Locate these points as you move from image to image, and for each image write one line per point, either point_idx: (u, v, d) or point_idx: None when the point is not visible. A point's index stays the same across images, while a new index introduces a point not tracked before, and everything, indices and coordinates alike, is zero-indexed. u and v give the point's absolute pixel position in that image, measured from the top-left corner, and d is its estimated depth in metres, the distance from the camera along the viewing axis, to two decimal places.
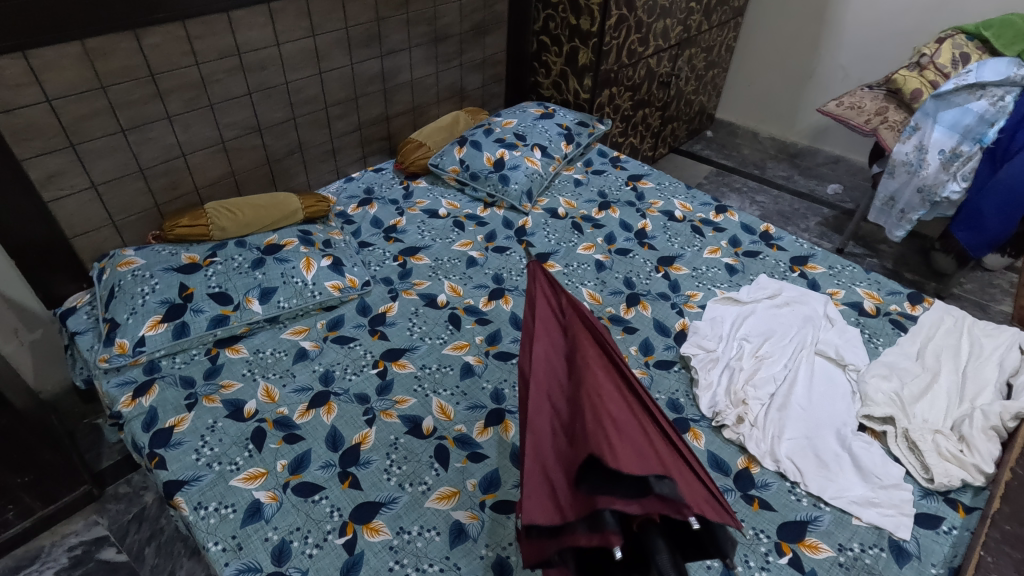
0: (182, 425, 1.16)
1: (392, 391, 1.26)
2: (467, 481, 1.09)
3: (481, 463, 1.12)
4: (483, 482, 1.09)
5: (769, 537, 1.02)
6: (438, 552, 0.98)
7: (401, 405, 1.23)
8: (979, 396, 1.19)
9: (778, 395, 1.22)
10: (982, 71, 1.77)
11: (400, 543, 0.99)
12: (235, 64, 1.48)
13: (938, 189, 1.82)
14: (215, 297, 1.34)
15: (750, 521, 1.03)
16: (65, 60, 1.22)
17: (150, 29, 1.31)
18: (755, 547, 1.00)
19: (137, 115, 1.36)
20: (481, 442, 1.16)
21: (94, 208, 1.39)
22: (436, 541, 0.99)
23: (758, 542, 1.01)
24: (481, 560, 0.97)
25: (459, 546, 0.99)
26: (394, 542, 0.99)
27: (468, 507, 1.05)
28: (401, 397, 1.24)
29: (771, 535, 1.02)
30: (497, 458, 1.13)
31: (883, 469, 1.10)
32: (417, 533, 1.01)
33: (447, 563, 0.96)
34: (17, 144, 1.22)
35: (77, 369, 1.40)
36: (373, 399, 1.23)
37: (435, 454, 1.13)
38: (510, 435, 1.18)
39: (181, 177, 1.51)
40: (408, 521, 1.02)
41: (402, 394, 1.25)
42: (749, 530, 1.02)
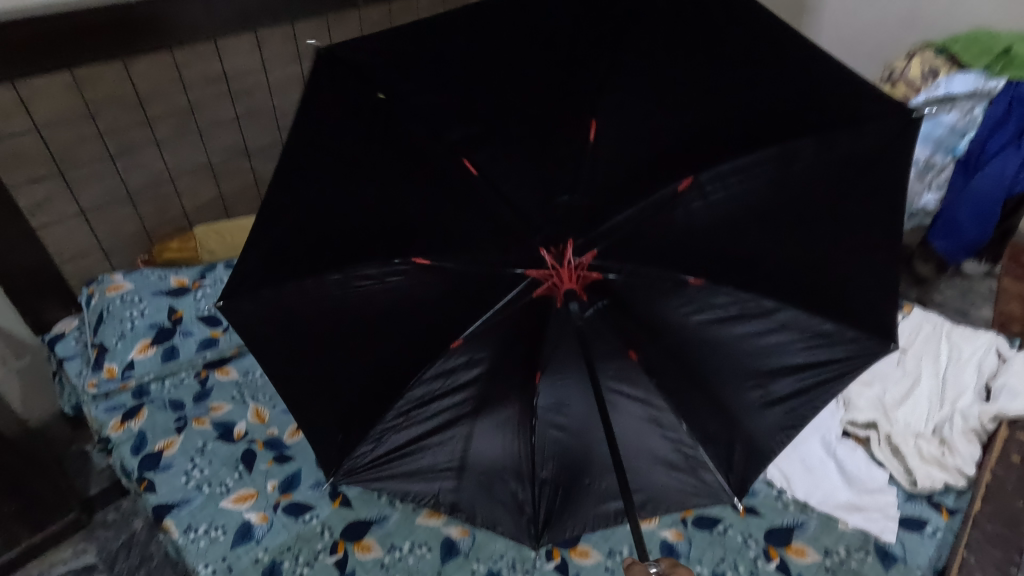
0: (172, 448, 1.17)
1: None
2: (436, 329, 0.79)
3: (466, 336, 0.79)
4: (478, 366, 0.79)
5: (849, 337, 0.77)
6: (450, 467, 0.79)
7: None
8: (958, 399, 1.22)
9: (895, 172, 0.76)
10: (951, 84, 1.82)
11: (387, 447, 0.80)
12: (222, 89, 1.48)
13: (914, 200, 1.90)
14: (204, 320, 1.35)
15: (827, 334, 0.77)
16: (55, 88, 1.24)
17: (139, 57, 1.32)
18: (813, 375, 0.78)
19: (125, 141, 1.37)
20: (454, 266, 0.79)
21: (82, 234, 1.40)
22: (437, 452, 0.79)
23: (830, 368, 0.77)
24: (484, 476, 0.79)
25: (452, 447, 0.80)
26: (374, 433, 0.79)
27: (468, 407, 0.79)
28: None
29: (854, 351, 0.77)
30: (476, 307, 0.79)
31: (867, 474, 1.12)
32: (407, 438, 0.79)
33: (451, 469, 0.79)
34: (9, 172, 1.24)
35: (65, 396, 1.40)
36: None
37: (367, 259, 0.78)
38: (487, 257, 0.80)
39: (170, 202, 1.51)
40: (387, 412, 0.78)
41: None
42: (834, 346, 0.77)
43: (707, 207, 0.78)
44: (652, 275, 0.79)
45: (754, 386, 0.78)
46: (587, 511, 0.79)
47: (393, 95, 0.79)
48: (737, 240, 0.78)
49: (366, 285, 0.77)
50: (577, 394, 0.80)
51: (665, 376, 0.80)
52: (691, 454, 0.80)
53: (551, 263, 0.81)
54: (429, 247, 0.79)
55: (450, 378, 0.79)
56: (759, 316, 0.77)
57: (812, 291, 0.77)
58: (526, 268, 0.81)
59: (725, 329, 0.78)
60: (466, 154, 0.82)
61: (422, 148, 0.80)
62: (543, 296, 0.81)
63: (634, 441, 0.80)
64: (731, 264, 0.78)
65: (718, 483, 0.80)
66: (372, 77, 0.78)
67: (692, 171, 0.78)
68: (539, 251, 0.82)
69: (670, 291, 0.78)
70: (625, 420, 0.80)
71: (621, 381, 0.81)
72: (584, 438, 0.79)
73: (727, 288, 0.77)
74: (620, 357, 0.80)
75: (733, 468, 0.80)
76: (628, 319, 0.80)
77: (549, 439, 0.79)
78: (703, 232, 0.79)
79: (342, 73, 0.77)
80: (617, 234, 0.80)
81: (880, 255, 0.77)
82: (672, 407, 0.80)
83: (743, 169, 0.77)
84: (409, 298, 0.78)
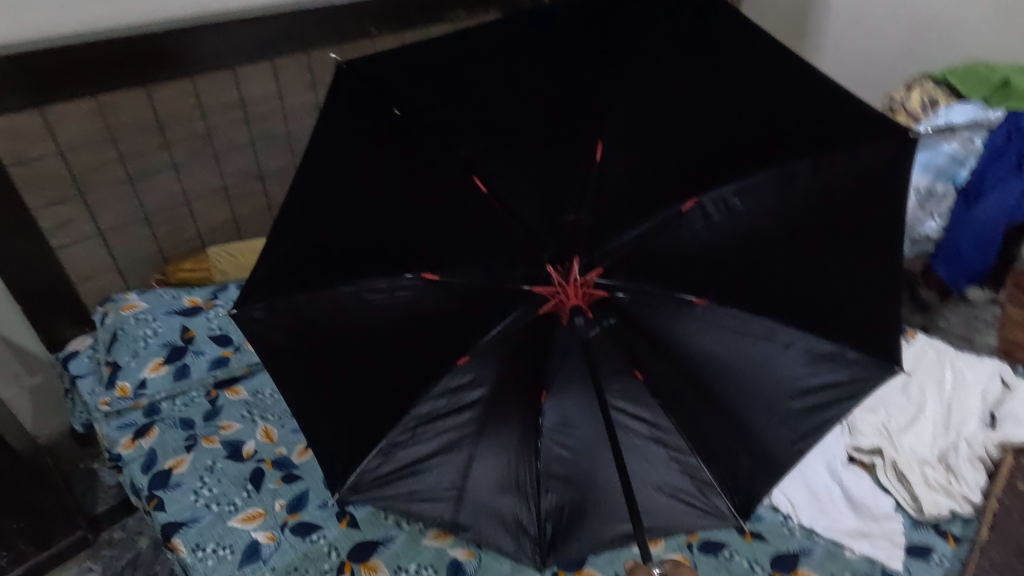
0: (181, 467, 1.18)
1: None
2: (443, 342, 0.79)
3: (472, 353, 0.78)
4: (483, 383, 0.79)
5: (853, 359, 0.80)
6: (455, 486, 0.78)
7: None
8: (964, 425, 1.23)
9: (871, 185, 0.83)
10: (950, 115, 1.87)
11: (390, 468, 0.78)
12: (240, 116, 1.52)
13: (917, 227, 1.91)
14: (216, 339, 1.36)
15: (830, 353, 0.80)
16: (80, 114, 1.29)
17: (160, 83, 1.36)
18: (817, 394, 0.81)
19: (145, 165, 1.41)
20: (464, 280, 0.80)
21: (100, 254, 1.43)
22: (441, 474, 0.78)
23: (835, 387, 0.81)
24: (490, 496, 0.78)
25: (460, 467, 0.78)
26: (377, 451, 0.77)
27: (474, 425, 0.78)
28: None
29: (859, 372, 0.81)
30: (486, 320, 0.79)
31: (874, 501, 1.12)
32: (410, 457, 0.78)
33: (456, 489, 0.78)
34: (31, 194, 1.28)
35: (76, 414, 1.42)
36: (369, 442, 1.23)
37: (374, 272, 0.80)
38: (497, 271, 0.81)
39: (185, 224, 1.53)
40: (391, 428, 0.76)
41: None
42: (839, 368, 0.81)
43: (712, 227, 0.81)
44: (662, 296, 0.80)
45: (761, 406, 0.80)
46: (592, 533, 0.79)
47: (407, 112, 0.84)
48: (741, 259, 0.81)
49: (374, 299, 0.79)
50: (586, 413, 0.80)
51: (673, 397, 0.80)
52: (700, 481, 0.80)
53: (557, 280, 0.80)
54: (436, 261, 0.81)
55: (455, 396, 0.78)
56: (766, 339, 0.80)
57: (818, 314, 0.81)
58: (533, 285, 0.81)
59: (734, 349, 0.80)
60: (474, 171, 0.83)
61: (433, 166, 0.83)
62: (548, 314, 0.81)
63: (643, 466, 0.80)
64: (736, 286, 0.80)
65: (726, 510, 0.80)
66: (389, 94, 0.84)
67: (695, 194, 0.81)
68: (546, 268, 0.81)
69: (678, 313, 0.80)
70: (632, 443, 0.80)
71: (628, 402, 0.81)
72: (592, 460, 0.79)
73: (735, 310, 0.79)
74: (626, 377, 0.81)
75: (739, 498, 0.80)
76: (633, 338, 0.81)
77: (555, 461, 0.78)
78: (707, 252, 0.81)
79: (361, 88, 0.85)
80: (626, 255, 0.81)
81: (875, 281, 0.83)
82: (680, 429, 0.80)
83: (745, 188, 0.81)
84: (416, 312, 0.80)
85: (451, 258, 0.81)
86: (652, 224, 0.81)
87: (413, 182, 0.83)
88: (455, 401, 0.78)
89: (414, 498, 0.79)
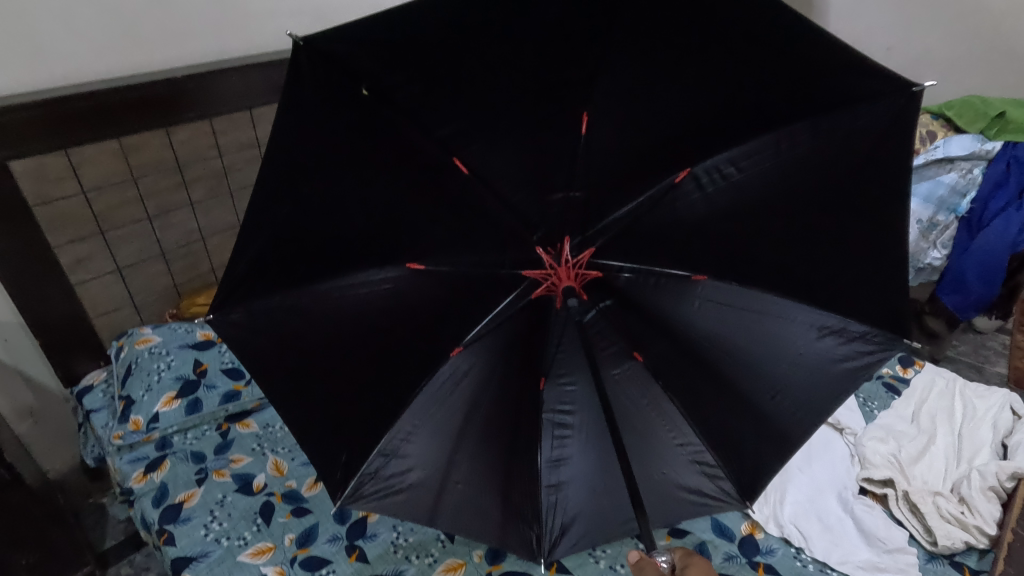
0: (191, 500, 1.19)
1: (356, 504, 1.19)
2: (437, 332, 0.83)
3: (466, 343, 0.83)
4: (479, 372, 0.84)
5: (857, 333, 0.87)
6: (460, 478, 0.81)
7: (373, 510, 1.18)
8: (975, 457, 1.23)
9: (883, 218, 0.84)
10: (949, 146, 1.85)
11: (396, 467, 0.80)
12: (255, 154, 1.57)
13: (922, 256, 1.90)
14: (228, 372, 1.39)
15: (837, 325, 0.86)
16: (103, 156, 1.33)
17: (181, 126, 1.41)
18: (825, 365, 0.86)
19: (164, 203, 1.46)
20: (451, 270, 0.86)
21: (116, 289, 1.46)
22: (444, 465, 0.81)
23: (840, 358, 0.87)
24: (495, 486, 0.81)
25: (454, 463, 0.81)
26: (382, 449, 0.79)
27: (475, 413, 0.82)
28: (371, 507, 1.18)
29: (867, 347, 0.87)
30: (477, 311, 0.85)
31: (886, 533, 1.11)
32: (414, 452, 0.81)
33: (460, 483, 0.81)
34: (53, 232, 1.31)
35: (89, 447, 1.43)
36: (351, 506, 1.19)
37: (368, 262, 0.85)
38: (486, 261, 0.87)
39: (200, 259, 1.58)
40: (394, 422, 0.79)
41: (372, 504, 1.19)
42: (845, 342, 0.87)
43: (707, 199, 0.88)
44: (660, 272, 0.88)
45: (765, 385, 0.85)
46: (600, 518, 0.82)
47: (377, 92, 0.81)
48: (729, 234, 0.88)
49: (365, 294, 0.84)
50: (583, 397, 0.83)
51: (675, 371, 0.85)
52: (701, 460, 0.85)
53: (547, 263, 0.87)
54: (423, 250, 0.85)
55: (455, 387, 0.82)
56: (772, 315, 0.87)
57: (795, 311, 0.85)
58: (524, 268, 0.87)
59: (737, 324, 0.87)
60: (458, 152, 0.83)
61: (419, 153, 0.83)
62: (542, 297, 0.87)
63: (644, 447, 0.84)
64: (733, 262, 0.87)
65: (728, 488, 0.85)
66: (357, 73, 0.80)
67: (688, 164, 0.88)
68: (538, 250, 0.87)
69: (679, 289, 0.87)
70: (633, 426, 0.83)
71: (629, 383, 0.84)
72: (594, 445, 0.82)
73: (731, 282, 0.87)
74: (626, 359, 0.85)
75: (742, 474, 0.85)
76: (634, 317, 0.87)
77: (558, 447, 0.81)
78: (700, 225, 0.89)
79: (328, 69, 0.79)
80: (618, 233, 0.89)
81: (869, 314, 0.86)
82: (683, 408, 0.84)
83: (743, 164, 0.87)
84: (405, 300, 0.84)
85: (438, 246, 0.85)
86: (649, 197, 0.89)
87: (404, 166, 0.84)
88: (455, 392, 0.82)
89: (415, 492, 0.81)
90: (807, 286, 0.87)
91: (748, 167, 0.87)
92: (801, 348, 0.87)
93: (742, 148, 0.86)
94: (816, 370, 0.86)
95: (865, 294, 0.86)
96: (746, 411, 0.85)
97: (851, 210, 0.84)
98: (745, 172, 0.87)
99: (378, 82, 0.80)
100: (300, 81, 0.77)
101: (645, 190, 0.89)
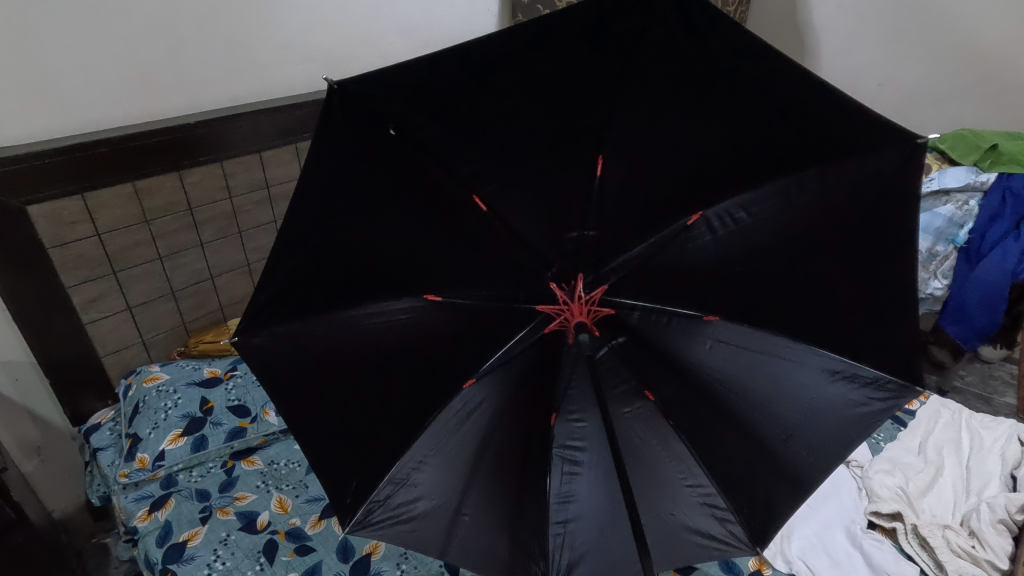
0: (196, 539, 1.19)
1: (356, 546, 1.18)
2: (448, 368, 0.86)
3: (478, 374, 0.87)
4: (490, 406, 0.85)
5: (868, 379, 0.86)
6: (468, 511, 0.80)
7: (374, 551, 1.17)
8: (985, 489, 1.23)
9: (888, 251, 0.85)
10: (943, 178, 1.89)
11: (403, 497, 0.80)
12: (263, 196, 1.62)
13: (922, 286, 1.91)
14: (234, 410, 1.40)
15: (846, 370, 0.87)
16: (118, 200, 1.37)
17: (193, 169, 1.46)
18: (838, 409, 0.86)
19: (174, 243, 1.49)
20: (463, 301, 0.90)
21: (127, 327, 1.49)
22: (454, 498, 0.80)
23: (853, 404, 0.86)
24: (503, 522, 0.80)
25: (460, 495, 0.81)
26: (392, 477, 0.80)
27: (485, 448, 0.83)
28: (371, 546, 1.18)
29: (879, 395, 0.86)
30: (489, 344, 0.89)
31: (897, 568, 1.09)
32: (424, 481, 0.81)
33: (468, 514, 0.80)
34: (67, 273, 1.35)
35: (94, 486, 1.44)
36: (353, 543, 1.19)
37: (378, 297, 0.86)
38: (499, 296, 0.91)
39: (208, 297, 1.61)
40: (405, 450, 0.81)
41: (371, 543, 1.19)
42: (855, 387, 0.86)
43: (717, 241, 0.91)
44: (672, 313, 0.92)
45: (775, 427, 0.85)
46: (609, 562, 0.78)
47: (404, 132, 0.83)
48: (738, 275, 0.90)
49: (378, 326, 0.86)
50: (592, 434, 0.84)
51: (686, 411, 0.87)
52: (712, 503, 0.84)
53: (561, 299, 0.91)
54: (440, 283, 0.89)
55: (466, 419, 0.84)
56: (778, 356, 0.88)
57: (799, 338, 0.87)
58: (537, 303, 0.92)
59: (743, 364, 0.88)
60: (477, 191, 0.88)
61: (437, 188, 0.86)
62: (554, 332, 0.91)
63: (652, 485, 0.83)
64: (740, 301, 0.90)
65: (738, 533, 0.83)
66: (385, 114, 0.81)
67: (700, 207, 0.92)
68: (551, 286, 0.92)
69: (689, 329, 0.91)
70: (643, 464, 0.84)
71: (640, 422, 0.86)
72: (603, 486, 0.81)
73: (741, 324, 0.90)
74: (637, 398, 0.87)
75: (751, 515, 0.83)
76: (647, 357, 0.90)
77: (567, 482, 0.80)
78: (710, 265, 0.92)
79: (356, 111, 0.79)
80: (626, 272, 0.93)
81: (874, 349, 0.87)
82: (693, 449, 0.85)
83: (749, 209, 0.90)
84: (419, 330, 0.87)
85: (453, 279, 0.89)
86: (658, 240, 0.93)
87: (412, 203, 0.85)
88: (465, 426, 0.84)
89: (417, 530, 0.79)
90: (813, 321, 0.88)
91: (758, 212, 0.90)
92: (811, 390, 0.87)
93: (752, 193, 0.89)
94: (828, 414, 0.86)
95: (865, 325, 0.86)
96: (759, 456, 0.84)
97: (846, 246, 0.86)
98: (758, 215, 0.90)
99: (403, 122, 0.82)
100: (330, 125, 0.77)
101: (656, 231, 0.93)
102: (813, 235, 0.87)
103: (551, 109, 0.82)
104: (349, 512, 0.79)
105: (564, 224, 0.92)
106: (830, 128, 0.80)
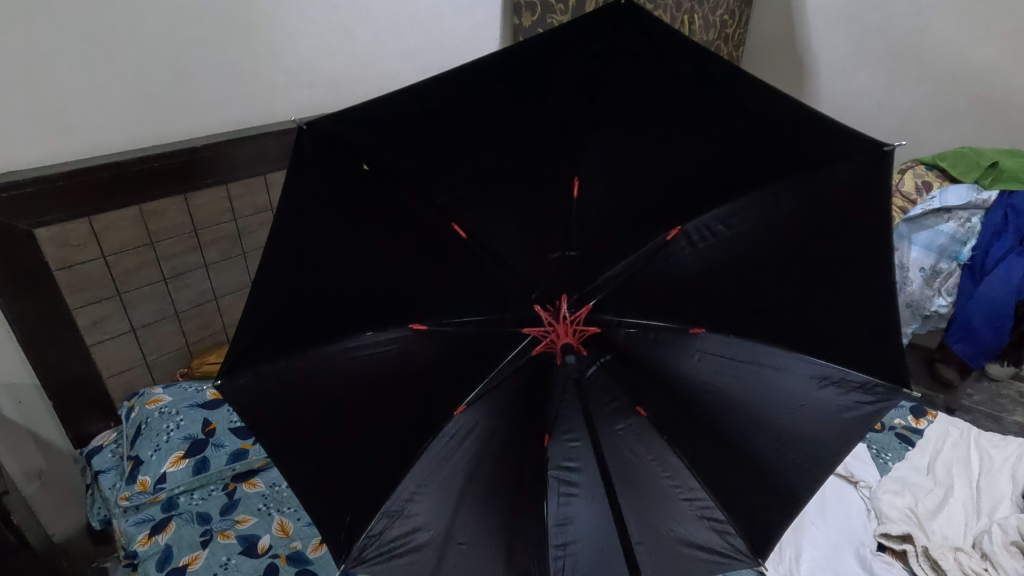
0: (195, 563, 1.18)
1: None
2: (440, 396, 0.86)
3: (469, 402, 0.86)
4: (482, 431, 0.85)
5: (857, 383, 0.86)
6: (465, 540, 0.78)
7: None
8: (996, 509, 1.22)
9: None
10: (945, 196, 1.88)
11: (399, 529, 0.78)
12: (266, 217, 1.64)
13: (927, 304, 1.90)
14: (235, 432, 1.39)
15: (835, 376, 0.87)
16: (124, 221, 1.38)
17: (198, 192, 1.47)
18: (832, 415, 0.86)
19: (179, 265, 1.51)
20: (451, 328, 0.91)
21: (130, 349, 1.49)
22: (448, 524, 0.79)
23: (843, 410, 0.85)
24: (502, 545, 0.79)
25: (456, 522, 0.79)
26: (387, 510, 0.78)
27: (479, 473, 0.82)
28: None
29: (869, 398, 0.85)
30: (479, 369, 0.89)
31: None
32: (422, 511, 0.79)
33: (466, 543, 0.78)
34: (73, 294, 1.36)
35: (94, 509, 1.43)
36: None
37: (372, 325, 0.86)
38: (487, 319, 0.92)
39: (212, 318, 1.62)
40: (400, 482, 0.79)
41: None
42: (845, 392, 0.86)
43: (698, 253, 0.94)
44: (659, 329, 0.94)
45: (768, 436, 0.85)
46: None
47: (377, 166, 0.81)
48: (723, 290, 0.93)
49: (364, 354, 0.85)
50: (586, 455, 0.84)
51: (680, 427, 0.87)
52: (711, 516, 0.84)
53: (546, 321, 0.92)
54: (425, 312, 0.89)
55: (457, 447, 0.83)
56: (768, 365, 0.90)
57: None
58: (523, 327, 0.93)
59: (733, 377, 0.89)
60: (455, 219, 0.88)
61: (416, 216, 0.85)
62: (542, 353, 0.91)
63: (646, 501, 0.83)
64: (733, 315, 0.92)
65: (740, 545, 0.83)
66: (358, 149, 0.79)
67: (679, 222, 0.95)
68: (535, 308, 0.94)
69: (676, 343, 0.93)
70: (637, 481, 0.83)
71: (633, 438, 0.86)
72: (599, 506, 0.81)
73: (727, 335, 0.92)
74: (628, 415, 0.88)
75: (752, 531, 0.83)
76: (636, 371, 0.91)
77: (564, 504, 0.80)
78: (691, 277, 0.95)
79: (331, 149, 0.76)
80: (612, 289, 0.96)
81: (872, 368, 0.86)
82: (688, 462, 0.85)
83: (733, 225, 0.92)
84: (408, 359, 0.86)
85: (440, 306, 0.90)
86: (642, 254, 0.96)
87: (404, 229, 0.85)
88: (457, 452, 0.83)
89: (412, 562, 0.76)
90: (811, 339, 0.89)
91: (736, 224, 0.92)
92: (802, 400, 0.87)
93: (729, 207, 0.92)
94: (822, 419, 0.85)
95: (864, 344, 0.86)
96: (757, 469, 0.84)
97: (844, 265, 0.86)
98: (735, 228, 0.92)
99: (379, 157, 0.80)
100: (309, 175, 0.75)
101: (639, 248, 0.96)
102: (803, 255, 0.88)
103: (544, 133, 0.83)
104: (344, 547, 0.76)
105: (550, 246, 0.93)
106: (820, 147, 0.80)
